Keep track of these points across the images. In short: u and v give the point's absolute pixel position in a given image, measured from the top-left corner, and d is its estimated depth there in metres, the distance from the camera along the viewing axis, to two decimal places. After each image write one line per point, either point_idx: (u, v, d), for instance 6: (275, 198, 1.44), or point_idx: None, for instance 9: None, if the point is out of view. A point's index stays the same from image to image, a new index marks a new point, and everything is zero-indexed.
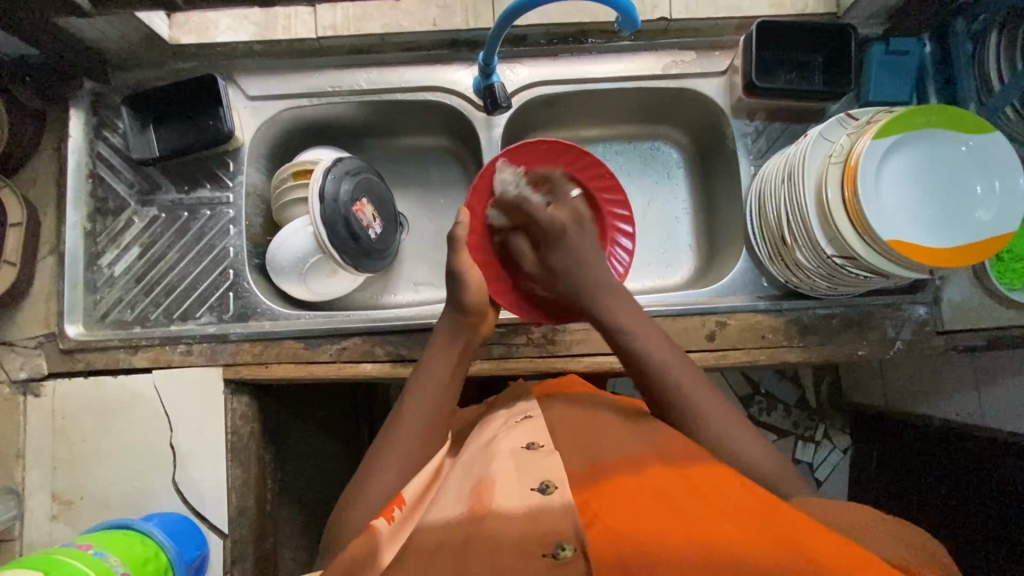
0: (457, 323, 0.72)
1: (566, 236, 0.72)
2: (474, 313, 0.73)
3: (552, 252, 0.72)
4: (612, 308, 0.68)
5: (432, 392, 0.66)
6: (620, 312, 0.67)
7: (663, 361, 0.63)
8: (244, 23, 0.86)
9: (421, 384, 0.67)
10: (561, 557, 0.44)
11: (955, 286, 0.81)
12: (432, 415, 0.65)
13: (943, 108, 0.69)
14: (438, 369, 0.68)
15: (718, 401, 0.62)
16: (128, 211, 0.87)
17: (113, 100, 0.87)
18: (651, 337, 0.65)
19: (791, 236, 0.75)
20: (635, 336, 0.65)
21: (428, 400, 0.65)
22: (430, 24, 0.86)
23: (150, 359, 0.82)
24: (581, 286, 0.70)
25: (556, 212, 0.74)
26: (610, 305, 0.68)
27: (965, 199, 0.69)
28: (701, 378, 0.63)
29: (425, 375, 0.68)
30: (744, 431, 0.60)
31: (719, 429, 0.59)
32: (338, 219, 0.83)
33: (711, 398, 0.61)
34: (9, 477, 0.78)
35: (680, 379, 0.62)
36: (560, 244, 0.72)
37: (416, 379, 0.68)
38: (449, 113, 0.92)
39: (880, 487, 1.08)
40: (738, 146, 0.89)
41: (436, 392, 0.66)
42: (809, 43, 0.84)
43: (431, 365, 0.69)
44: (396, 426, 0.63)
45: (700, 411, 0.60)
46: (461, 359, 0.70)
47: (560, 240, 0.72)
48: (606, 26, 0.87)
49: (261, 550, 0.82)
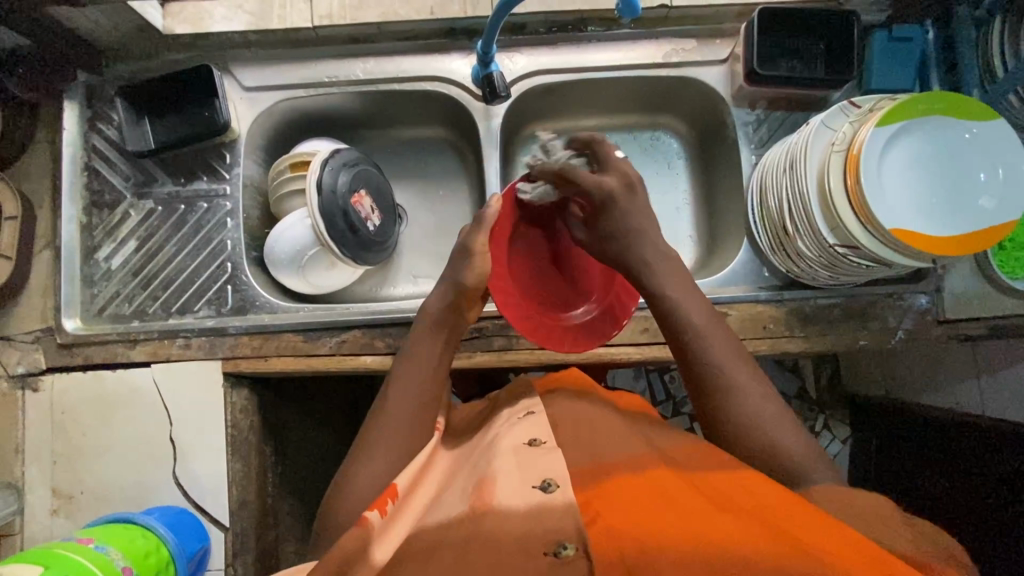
0: (445, 308, 0.71)
1: (616, 205, 0.68)
2: (465, 298, 0.71)
3: (606, 218, 0.69)
4: (661, 277, 0.67)
5: (414, 380, 0.66)
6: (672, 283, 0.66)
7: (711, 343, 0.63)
8: (239, 12, 0.85)
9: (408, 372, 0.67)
10: (564, 556, 0.43)
11: (956, 276, 0.81)
12: (417, 405, 0.65)
13: (946, 96, 0.68)
14: (421, 354, 0.69)
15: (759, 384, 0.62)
16: (124, 204, 0.86)
17: (108, 91, 0.86)
18: (694, 306, 0.65)
19: (793, 225, 0.75)
20: (693, 313, 0.64)
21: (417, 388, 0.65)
22: (428, 12, 0.85)
23: (148, 353, 0.82)
24: (635, 258, 0.68)
25: (605, 178, 0.70)
26: (659, 269, 0.67)
27: (967, 186, 0.69)
28: (742, 358, 0.63)
29: (413, 360, 0.68)
30: (782, 414, 0.60)
31: (760, 412, 0.59)
32: (336, 211, 0.82)
33: (745, 371, 0.62)
34: (8, 472, 0.78)
35: (725, 362, 0.62)
36: (613, 207, 0.68)
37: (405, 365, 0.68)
38: (447, 103, 0.91)
39: (879, 476, 1.08)
40: (739, 134, 0.88)
41: (419, 377, 0.67)
42: (812, 31, 0.83)
43: (416, 352, 0.69)
44: (383, 414, 0.64)
45: (735, 384, 0.61)
46: (445, 345, 0.70)
47: (612, 208, 0.68)
48: (606, 13, 0.86)
49: (262, 544, 0.82)
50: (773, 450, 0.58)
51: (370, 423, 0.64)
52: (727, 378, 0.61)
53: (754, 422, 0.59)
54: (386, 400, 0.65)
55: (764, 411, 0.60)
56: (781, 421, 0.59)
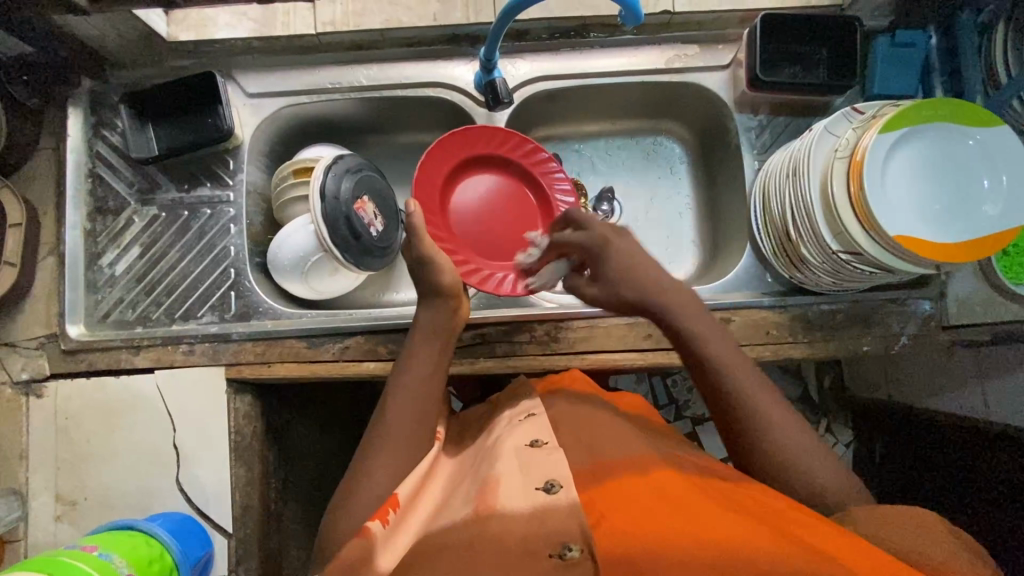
0: (439, 310, 0.71)
1: (609, 247, 0.70)
2: (455, 296, 0.72)
3: (601, 263, 0.70)
4: (676, 309, 0.65)
5: (414, 385, 0.66)
6: (691, 312, 0.65)
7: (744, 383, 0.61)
8: (243, 19, 0.85)
9: (403, 376, 0.67)
10: (569, 558, 0.44)
11: (960, 282, 0.81)
12: (418, 413, 0.64)
13: (960, 104, 0.68)
14: (420, 360, 0.68)
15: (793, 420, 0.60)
16: (128, 210, 0.86)
17: (112, 98, 0.87)
18: (720, 344, 0.63)
19: (796, 231, 0.75)
20: (713, 344, 0.63)
21: (414, 394, 0.65)
22: (431, 19, 0.85)
23: (152, 359, 0.82)
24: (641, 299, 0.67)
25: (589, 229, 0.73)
26: (679, 307, 0.65)
27: (971, 194, 0.69)
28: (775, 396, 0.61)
29: (409, 364, 0.68)
30: (818, 450, 0.58)
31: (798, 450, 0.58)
32: (339, 217, 0.82)
33: (771, 400, 0.61)
34: (13, 478, 0.78)
35: (759, 401, 0.60)
36: (604, 252, 0.70)
37: (401, 369, 0.68)
38: (450, 109, 0.91)
39: (883, 480, 1.08)
40: (741, 140, 0.88)
41: (419, 383, 0.66)
42: (814, 37, 0.83)
43: (414, 357, 0.68)
44: (384, 424, 0.63)
45: (763, 413, 0.60)
46: (444, 349, 0.70)
47: (603, 253, 0.70)
48: (609, 20, 0.86)
49: (266, 550, 0.82)
50: (810, 485, 0.56)
51: (369, 433, 0.63)
52: (764, 419, 0.59)
53: (786, 451, 0.58)
54: (387, 408, 0.64)
55: (798, 443, 0.58)
56: (820, 459, 0.58)
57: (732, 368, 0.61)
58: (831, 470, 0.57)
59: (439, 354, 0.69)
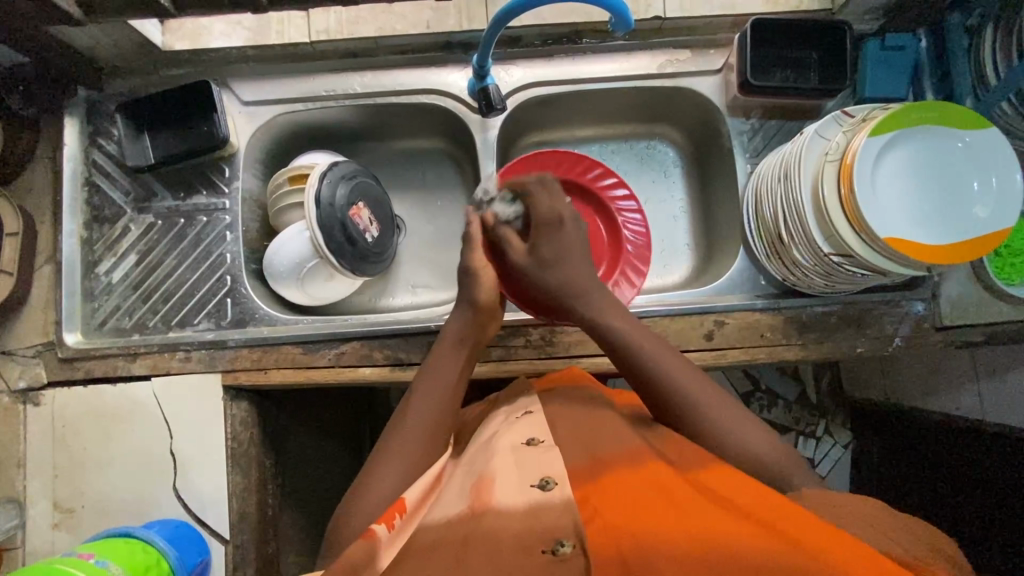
0: (466, 322, 0.72)
1: (564, 228, 0.71)
2: (484, 311, 0.72)
3: (544, 236, 0.70)
4: (608, 314, 0.68)
5: (432, 394, 0.66)
6: (623, 325, 0.67)
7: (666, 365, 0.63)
8: (237, 28, 0.86)
9: (423, 385, 0.67)
10: (561, 553, 0.44)
11: (953, 283, 0.81)
12: (433, 422, 0.64)
13: (967, 112, 0.68)
14: (441, 370, 0.68)
15: (722, 398, 0.62)
16: (124, 218, 0.87)
17: (108, 107, 0.87)
18: (638, 332, 0.66)
19: (788, 234, 0.75)
20: (646, 354, 0.64)
21: (428, 401, 0.65)
22: (424, 26, 0.86)
23: (149, 366, 0.82)
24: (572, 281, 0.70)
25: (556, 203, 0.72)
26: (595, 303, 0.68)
27: (961, 196, 0.69)
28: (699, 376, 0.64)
29: (429, 375, 0.68)
30: (748, 423, 0.60)
31: (724, 423, 0.60)
32: (334, 223, 0.83)
33: (695, 380, 0.63)
34: (10, 485, 0.79)
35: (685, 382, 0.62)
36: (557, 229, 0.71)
37: (422, 379, 0.68)
38: (445, 115, 0.92)
39: (879, 482, 1.08)
40: (734, 144, 0.89)
41: (438, 393, 0.67)
42: (804, 41, 0.83)
43: (436, 367, 0.69)
44: (398, 430, 0.63)
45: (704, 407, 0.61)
46: (466, 363, 0.70)
47: (556, 231, 0.71)
48: (601, 25, 0.87)
49: (262, 556, 0.82)
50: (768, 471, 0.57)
51: (382, 438, 0.64)
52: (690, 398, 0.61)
53: (737, 443, 0.59)
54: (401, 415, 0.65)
55: (745, 434, 0.59)
56: (749, 429, 0.60)
57: (653, 353, 0.64)
58: (780, 453, 0.59)
59: (461, 366, 0.69)
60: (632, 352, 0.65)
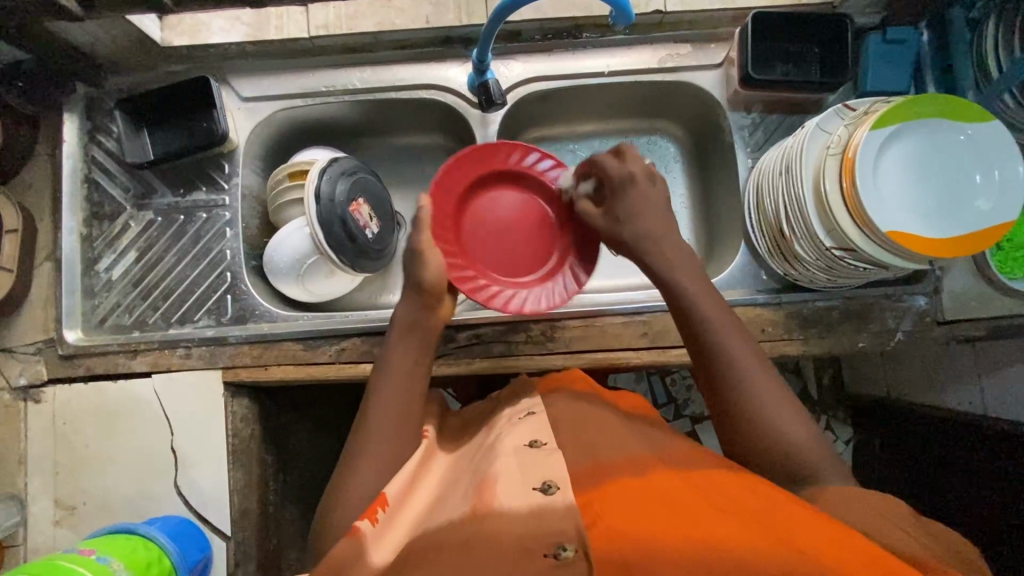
0: (415, 308, 0.71)
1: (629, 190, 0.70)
2: (431, 294, 0.72)
3: (618, 202, 0.70)
4: (676, 267, 0.67)
5: (395, 384, 0.66)
6: (685, 278, 0.66)
7: (731, 346, 0.62)
8: (236, 24, 0.87)
9: (383, 378, 0.67)
10: (563, 558, 0.44)
11: (955, 277, 0.81)
12: (398, 411, 0.65)
13: (970, 106, 0.68)
14: (399, 359, 0.68)
15: (776, 389, 0.61)
16: (124, 215, 0.87)
17: (107, 104, 0.87)
18: (710, 300, 0.65)
19: (789, 229, 0.75)
20: (699, 304, 0.65)
21: (392, 393, 0.65)
22: (423, 21, 0.86)
23: (150, 363, 0.82)
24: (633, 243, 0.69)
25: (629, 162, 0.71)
26: (674, 263, 0.67)
27: (965, 189, 0.69)
28: (761, 359, 0.62)
29: (388, 366, 0.68)
30: (797, 414, 0.59)
31: (773, 414, 0.59)
32: (335, 220, 0.82)
33: (755, 364, 0.61)
34: (12, 483, 0.79)
35: (742, 366, 0.61)
36: (626, 190, 0.70)
37: (382, 372, 0.68)
38: (445, 111, 0.92)
39: (881, 477, 1.08)
40: (735, 138, 0.88)
41: (399, 380, 0.67)
42: (805, 35, 0.83)
43: (393, 359, 0.68)
44: (368, 425, 0.63)
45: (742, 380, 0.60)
46: (422, 345, 0.70)
47: (627, 190, 0.70)
48: (601, 20, 0.87)
49: (264, 553, 0.82)
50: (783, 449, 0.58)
51: (353, 438, 0.63)
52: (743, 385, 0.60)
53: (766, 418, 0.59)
54: (369, 411, 0.64)
55: (780, 411, 0.59)
56: (796, 421, 0.59)
57: (719, 325, 0.63)
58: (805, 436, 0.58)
59: (418, 353, 0.69)
60: (699, 323, 0.64)
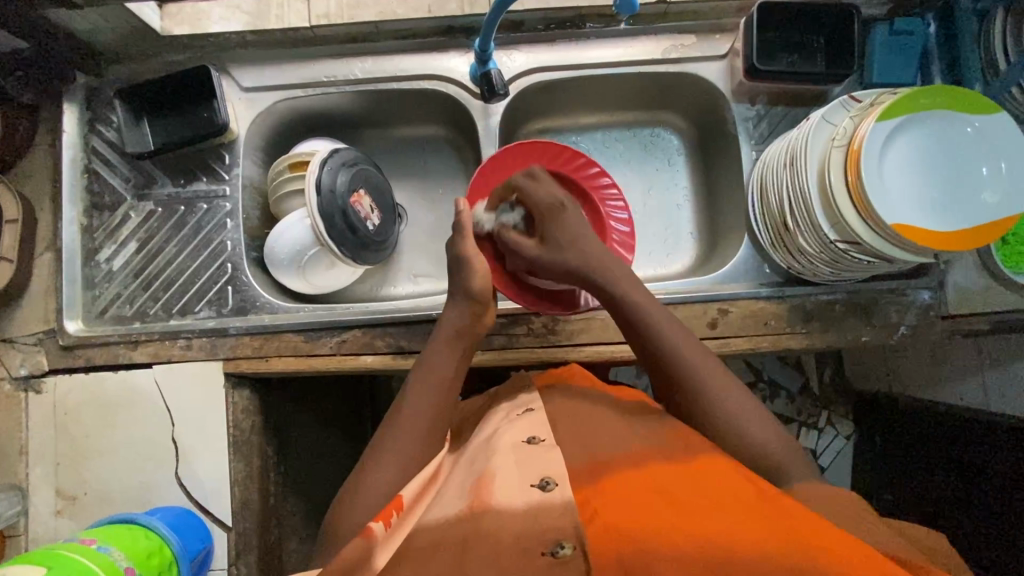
0: (460, 317, 0.71)
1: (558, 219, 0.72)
2: (479, 304, 0.72)
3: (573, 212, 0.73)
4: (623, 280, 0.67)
5: (429, 390, 0.66)
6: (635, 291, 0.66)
7: (679, 351, 0.62)
8: (236, 12, 0.85)
9: (418, 381, 0.67)
10: (560, 556, 0.44)
11: (960, 272, 0.80)
12: (432, 416, 0.64)
13: (977, 98, 0.68)
14: (437, 364, 0.68)
15: (735, 389, 0.61)
16: (124, 205, 0.86)
17: (107, 93, 0.87)
18: (657, 308, 0.65)
19: (794, 222, 0.74)
20: (646, 310, 0.65)
21: (425, 395, 0.65)
22: (425, 11, 0.84)
23: (150, 354, 0.82)
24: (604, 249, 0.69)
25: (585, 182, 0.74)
26: (619, 277, 0.68)
27: (970, 180, 0.68)
28: (717, 363, 0.63)
29: (425, 370, 0.68)
30: (758, 414, 0.60)
31: (732, 416, 0.59)
32: (335, 211, 0.82)
33: (711, 368, 0.62)
34: (13, 473, 0.79)
35: (698, 370, 0.61)
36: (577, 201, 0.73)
37: (417, 374, 0.68)
38: (447, 102, 0.91)
39: (882, 473, 1.08)
40: (739, 131, 0.88)
41: (435, 388, 0.66)
42: (811, 26, 0.82)
43: (429, 363, 0.68)
44: (393, 429, 0.63)
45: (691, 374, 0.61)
46: (463, 355, 0.70)
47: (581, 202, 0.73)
48: (605, 10, 0.85)
49: (265, 543, 0.83)
50: (738, 440, 0.59)
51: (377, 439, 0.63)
52: (702, 391, 0.60)
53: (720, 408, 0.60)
54: (399, 415, 0.64)
55: (739, 408, 0.60)
56: (756, 420, 0.60)
57: (666, 331, 0.63)
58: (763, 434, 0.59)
59: (457, 362, 0.69)
60: (652, 335, 0.64)
